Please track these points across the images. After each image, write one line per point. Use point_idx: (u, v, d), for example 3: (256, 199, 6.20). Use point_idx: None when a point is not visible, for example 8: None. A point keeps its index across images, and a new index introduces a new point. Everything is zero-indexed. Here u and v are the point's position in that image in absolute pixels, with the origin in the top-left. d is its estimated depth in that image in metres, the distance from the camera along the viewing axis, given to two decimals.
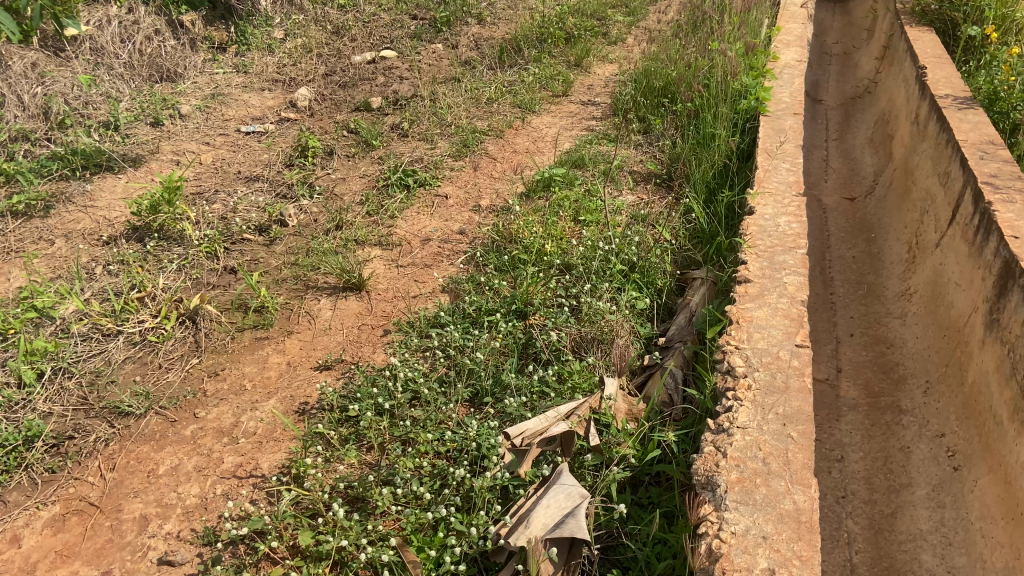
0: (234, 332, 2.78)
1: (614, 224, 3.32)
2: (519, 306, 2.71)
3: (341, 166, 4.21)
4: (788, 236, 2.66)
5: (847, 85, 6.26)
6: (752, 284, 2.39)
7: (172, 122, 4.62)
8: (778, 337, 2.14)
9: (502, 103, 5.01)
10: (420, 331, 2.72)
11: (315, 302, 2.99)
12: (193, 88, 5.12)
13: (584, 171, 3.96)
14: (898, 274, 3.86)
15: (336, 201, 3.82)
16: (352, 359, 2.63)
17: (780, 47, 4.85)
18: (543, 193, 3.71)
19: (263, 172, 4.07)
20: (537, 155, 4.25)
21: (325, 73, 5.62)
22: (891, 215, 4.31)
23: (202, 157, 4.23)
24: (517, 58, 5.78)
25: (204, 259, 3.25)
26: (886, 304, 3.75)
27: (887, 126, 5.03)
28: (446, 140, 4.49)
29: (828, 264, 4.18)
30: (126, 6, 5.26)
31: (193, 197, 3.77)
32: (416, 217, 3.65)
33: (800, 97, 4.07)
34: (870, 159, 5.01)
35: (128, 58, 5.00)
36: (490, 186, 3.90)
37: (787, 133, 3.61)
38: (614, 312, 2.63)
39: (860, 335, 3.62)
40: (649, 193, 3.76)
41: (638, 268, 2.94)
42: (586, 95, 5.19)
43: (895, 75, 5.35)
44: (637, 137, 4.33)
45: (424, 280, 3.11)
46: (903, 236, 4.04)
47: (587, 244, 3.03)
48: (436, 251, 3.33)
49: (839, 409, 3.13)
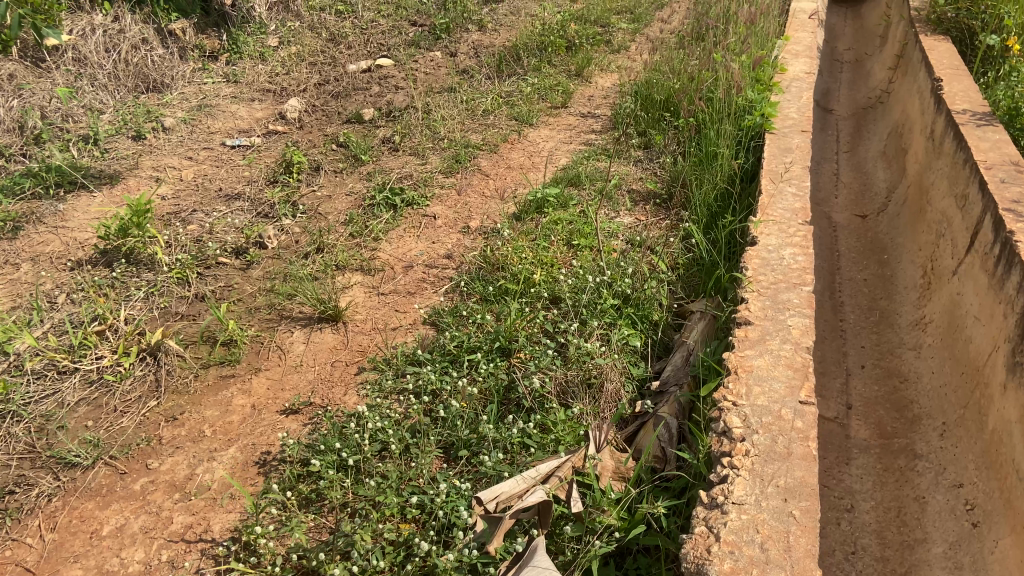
0: (198, 370, 2.61)
1: (610, 250, 3.12)
2: (502, 343, 2.52)
3: (327, 182, 4.02)
4: (793, 271, 2.46)
5: (859, 93, 6.04)
6: (753, 327, 2.20)
7: (155, 135, 4.45)
8: (781, 392, 1.94)
9: (499, 115, 4.81)
10: (395, 370, 2.53)
11: (288, 334, 2.80)
12: (180, 99, 4.95)
13: (579, 191, 3.77)
14: (912, 300, 3.66)
15: (319, 221, 3.63)
16: (322, 401, 2.45)
17: (787, 58, 4.64)
18: (536, 214, 3.51)
19: (244, 189, 3.88)
20: (532, 171, 4.06)
21: (318, 83, 5.44)
22: (905, 236, 4.10)
23: (183, 173, 4.06)
24: (516, 67, 5.58)
25: (174, 287, 3.08)
26: (899, 333, 3.55)
27: (900, 140, 4.81)
28: (438, 154, 4.30)
29: (838, 288, 3.97)
30: (111, 15, 5.13)
31: (169, 217, 3.59)
32: (402, 239, 3.46)
33: (808, 113, 3.86)
34: (883, 174, 4.80)
35: (113, 68, 4.84)
36: (481, 205, 3.71)
37: (794, 153, 3.40)
38: (604, 352, 2.44)
39: (871, 367, 3.42)
40: (648, 214, 3.56)
41: (633, 301, 2.73)
42: (586, 107, 4.99)
43: (909, 85, 5.13)
44: (637, 152, 4.14)
45: (405, 310, 2.92)
46: (918, 259, 3.84)
47: (578, 273, 2.83)
48: (420, 277, 3.14)
49: (849, 452, 2.95)
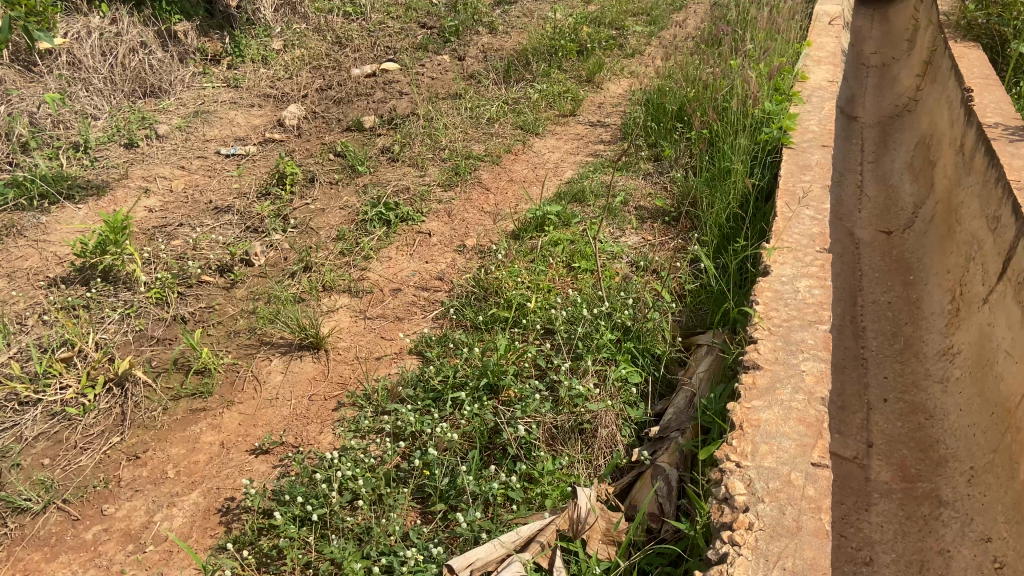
0: (167, 403, 2.43)
1: (611, 276, 2.93)
2: (490, 379, 2.33)
3: (321, 195, 3.87)
4: (809, 306, 2.26)
5: (885, 100, 5.79)
6: (762, 372, 2.00)
7: (147, 143, 4.31)
8: (791, 452, 1.75)
9: (504, 123, 4.63)
10: (375, 407, 2.35)
11: (266, 363, 2.64)
12: (177, 104, 4.81)
13: (583, 208, 3.59)
14: (939, 328, 3.45)
15: (309, 237, 3.48)
16: (295, 441, 2.27)
17: (809, 65, 4.41)
18: (535, 233, 3.33)
19: (235, 201, 3.73)
20: (535, 185, 3.89)
21: (320, 88, 5.29)
22: (933, 257, 3.88)
23: (174, 183, 3.91)
24: (525, 72, 5.39)
25: (152, 308, 2.91)
26: (925, 363, 3.35)
27: (928, 152, 4.58)
28: (438, 165, 4.13)
29: (860, 312, 3.77)
30: (109, 17, 5.00)
31: (153, 232, 3.44)
32: (395, 258, 3.29)
33: (830, 124, 3.62)
34: (909, 187, 4.57)
35: (108, 73, 4.71)
36: (479, 222, 3.54)
37: (813, 169, 3.18)
38: (599, 395, 2.25)
39: (895, 401, 3.22)
40: (655, 234, 3.37)
41: (636, 333, 2.54)
42: (596, 115, 4.79)
43: (938, 94, 4.88)
44: (646, 165, 3.95)
45: (393, 338, 2.75)
46: (946, 283, 3.62)
47: (575, 303, 2.65)
48: (411, 300, 2.97)
49: (868, 497, 2.77)
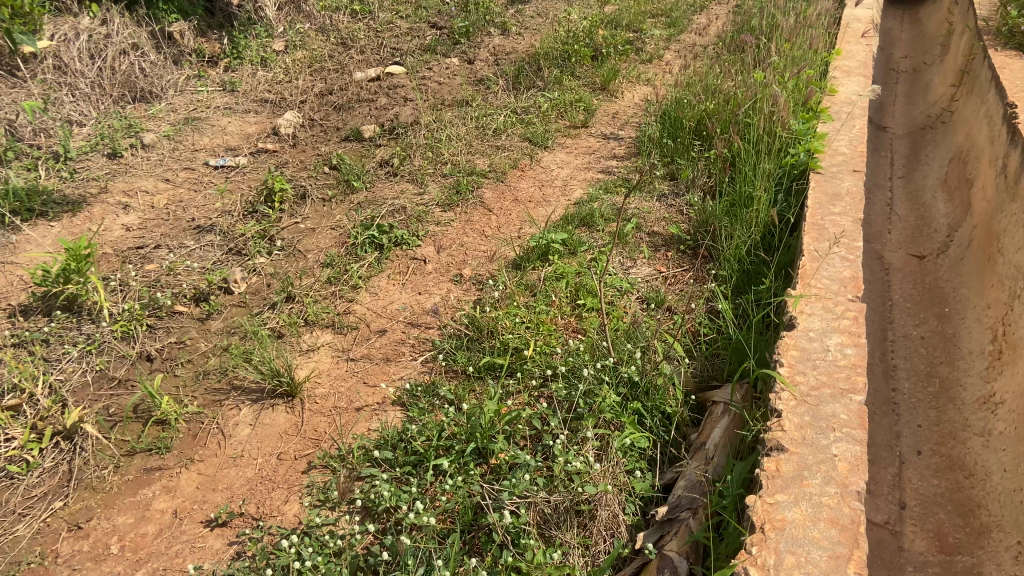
0: (119, 460, 2.21)
1: (618, 320, 2.66)
2: (478, 443, 2.08)
3: (313, 213, 3.63)
4: (842, 370, 1.98)
5: (916, 108, 5.46)
6: (787, 457, 1.73)
7: (132, 153, 4.08)
8: (822, 567, 1.50)
9: (511, 135, 4.37)
10: (350, 471, 2.10)
11: (234, 412, 2.38)
12: (168, 111, 4.59)
13: (592, 234, 3.32)
14: (978, 370, 3.16)
15: (296, 262, 3.25)
16: (256, 511, 2.03)
17: (839, 77, 4.11)
18: (539, 263, 3.08)
19: (218, 220, 3.49)
20: (541, 206, 3.62)
21: (321, 92, 5.05)
22: (971, 288, 3.59)
23: (156, 199, 3.69)
24: (536, 78, 5.10)
25: (116, 344, 2.68)
26: (962, 410, 3.07)
27: (964, 170, 4.27)
28: (438, 181, 3.87)
29: (890, 349, 3.49)
30: (99, 18, 4.77)
31: (127, 254, 3.21)
32: (385, 288, 3.03)
33: (862, 146, 3.32)
34: (943, 207, 4.27)
35: (95, 77, 4.50)
36: (478, 248, 3.28)
37: (845, 199, 2.88)
38: (600, 470, 1.98)
39: (930, 454, 2.95)
40: (669, 265, 3.11)
41: (645, 388, 2.27)
42: (610, 127, 4.50)
43: (976, 105, 4.57)
44: (661, 186, 3.68)
45: (376, 386, 2.49)
46: (986, 319, 3.33)
47: (577, 353, 2.38)
48: (399, 339, 2.71)
49: (902, 570, 2.51)
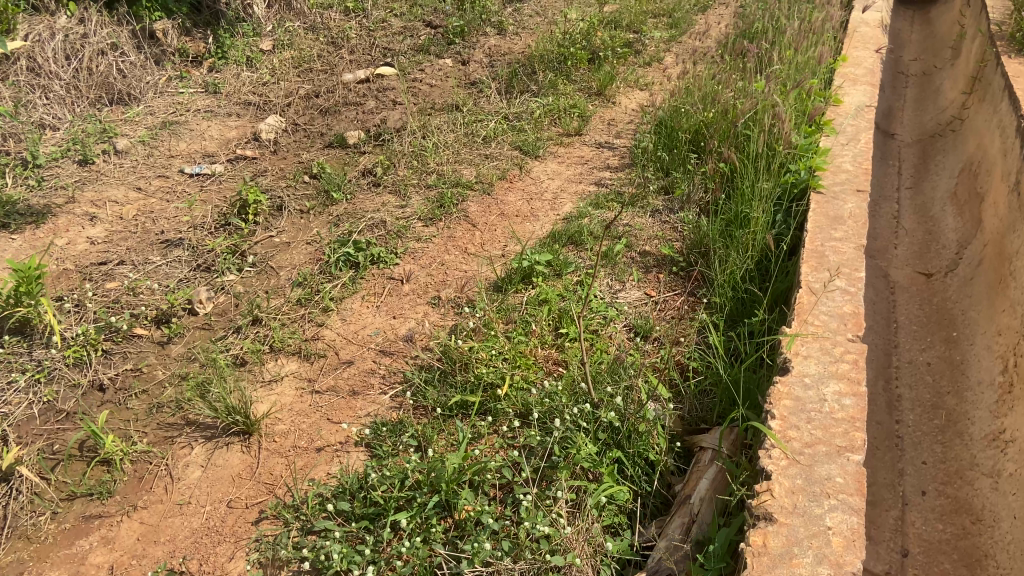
0: (57, 507, 2.06)
1: (602, 354, 2.48)
2: (442, 495, 1.90)
3: (289, 226, 3.47)
4: (839, 424, 1.81)
5: (926, 114, 5.26)
6: (775, 530, 1.57)
7: (104, 159, 3.92)
8: None
9: (501, 143, 4.20)
10: (303, 524, 1.94)
11: (185, 451, 2.22)
12: (146, 114, 4.43)
13: (579, 253, 3.14)
14: (988, 403, 2.99)
15: (267, 280, 3.08)
16: (198, 569, 1.88)
17: (844, 86, 3.92)
18: (521, 285, 2.91)
19: (188, 233, 3.32)
20: (528, 222, 3.44)
21: (307, 95, 4.87)
22: (980, 312, 3.41)
23: (125, 209, 3.52)
24: (530, 82, 4.91)
25: (67, 372, 2.52)
26: (970, 446, 2.90)
27: (975, 183, 4.08)
28: (422, 193, 3.70)
29: (894, 377, 3.31)
30: (77, 16, 4.60)
31: (89, 270, 3.04)
32: (358, 311, 2.86)
33: (867, 163, 3.14)
34: (952, 222, 4.08)
35: (71, 79, 4.34)
36: (460, 266, 3.11)
37: (848, 223, 2.70)
38: (571, 532, 1.81)
39: (935, 495, 2.79)
40: (660, 288, 2.93)
41: (628, 432, 2.09)
42: (604, 135, 4.32)
43: (988, 114, 4.37)
44: (655, 201, 3.50)
45: (341, 423, 2.31)
46: (996, 347, 3.16)
47: (554, 393, 2.20)
48: (369, 369, 2.54)
49: None
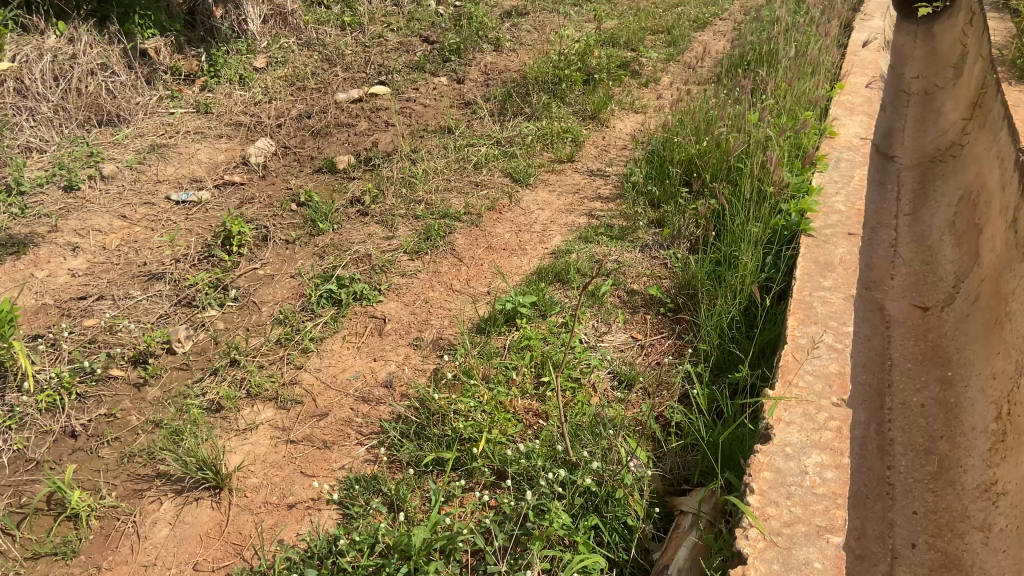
0: (21, 567, 2.03)
1: (583, 404, 2.43)
2: (410, 565, 1.85)
3: (274, 257, 3.42)
4: (818, 501, 1.76)
5: (927, 136, 5.19)
6: None
7: (90, 185, 3.87)
8: None
9: (492, 170, 4.15)
10: None
11: (154, 507, 2.19)
12: (135, 136, 4.38)
13: (565, 292, 3.09)
14: (981, 451, 2.95)
15: (248, 316, 3.03)
16: None
17: (840, 117, 3.87)
18: (505, 327, 2.85)
19: (170, 266, 3.27)
20: (515, 256, 3.39)
21: (299, 114, 4.81)
22: (976, 351, 3.35)
23: (108, 239, 3.48)
24: (524, 104, 4.85)
25: (39, 418, 2.48)
26: (962, 497, 2.85)
27: (973, 215, 4.01)
28: (409, 224, 3.65)
29: (887, 418, 3.25)
30: (66, 36, 4.55)
31: (67, 306, 3.00)
32: (338, 352, 2.80)
33: (860, 203, 3.08)
34: (950, 253, 4.01)
35: (59, 101, 4.31)
36: (444, 305, 3.06)
37: (838, 270, 2.65)
38: None
39: (925, 548, 2.73)
40: (647, 331, 2.88)
41: (605, 495, 2.04)
42: (597, 163, 4.26)
43: (988, 142, 4.30)
44: (645, 236, 3.44)
45: (314, 478, 2.27)
46: (990, 391, 3.10)
47: (531, 452, 2.16)
48: (346, 417, 2.49)
49: None
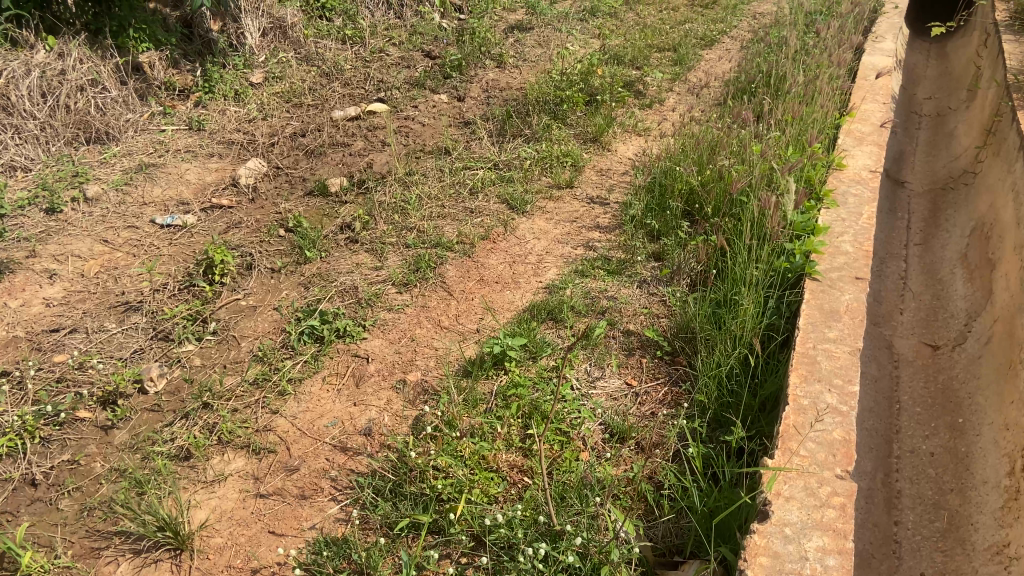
0: None
1: (571, 461, 2.29)
2: None
3: (258, 287, 3.29)
4: None
5: (939, 161, 5.02)
6: None
7: (73, 208, 3.76)
8: None
9: (488, 196, 4.02)
10: None
11: (110, 570, 2.09)
12: (124, 155, 4.28)
13: (558, 332, 2.95)
14: (992, 508, 2.79)
15: (227, 352, 2.89)
16: None
17: (849, 147, 3.72)
18: (492, 371, 2.72)
19: (148, 297, 3.14)
20: (507, 290, 3.26)
21: (294, 132, 4.68)
22: (988, 397, 3.19)
23: (87, 265, 3.36)
24: (524, 125, 4.70)
25: None
26: (972, 558, 2.70)
27: (986, 249, 3.85)
28: (399, 254, 3.52)
29: (894, 466, 3.09)
30: (56, 50, 4.44)
31: (39, 340, 2.88)
32: (317, 395, 2.67)
33: (868, 244, 2.94)
34: (962, 288, 3.85)
35: (46, 118, 4.22)
36: (431, 344, 2.93)
37: (844, 320, 2.51)
38: None
39: None
40: (641, 376, 2.74)
41: (589, 570, 1.91)
42: (597, 189, 4.12)
43: (1002, 171, 4.14)
44: (643, 270, 3.29)
45: (282, 540, 2.14)
46: (1002, 443, 2.95)
47: (513, 521, 2.02)
48: (320, 469, 2.36)
49: None
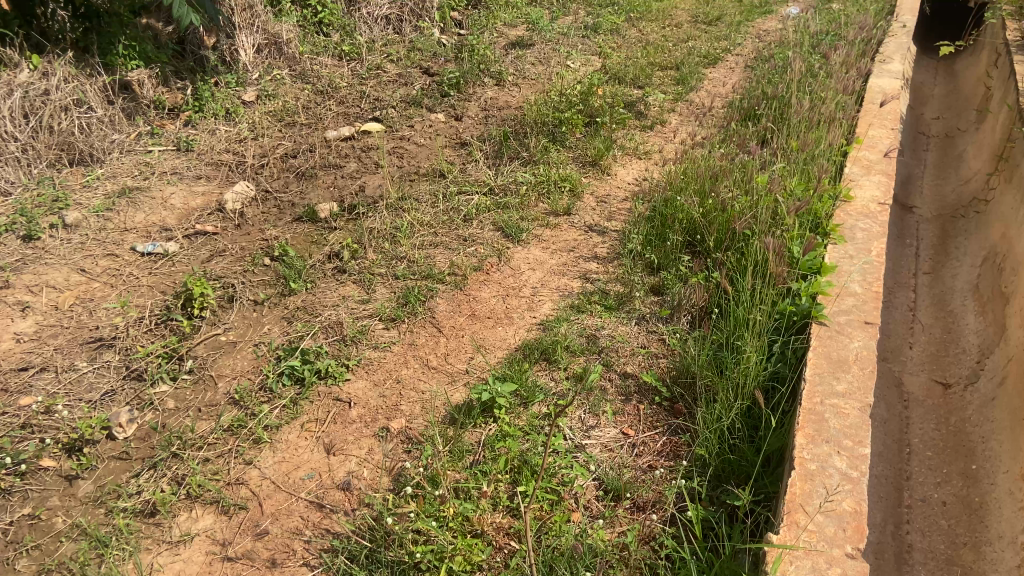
0: None
1: (561, 524, 2.15)
2: None
3: (239, 320, 3.14)
4: None
5: (949, 186, 4.87)
6: None
7: (51, 235, 3.63)
8: None
9: (483, 222, 3.88)
10: None
11: None
12: (107, 178, 4.15)
13: (551, 374, 2.79)
14: (1009, 566, 2.62)
15: (202, 393, 2.75)
16: None
17: (857, 178, 3.58)
18: (480, 418, 2.56)
19: (122, 332, 3.01)
20: (499, 327, 3.11)
21: (284, 153, 4.54)
22: (1003, 443, 3.01)
23: (62, 297, 3.22)
24: (521, 147, 4.54)
25: None
26: None
27: (999, 281, 3.69)
28: (388, 285, 3.38)
29: (905, 517, 2.93)
30: (40, 69, 4.32)
31: (5, 379, 2.75)
32: (293, 444, 2.53)
33: (878, 285, 2.79)
34: (974, 323, 3.68)
35: (29, 139, 4.10)
36: (416, 386, 2.78)
37: (853, 371, 2.37)
38: None
39: None
40: (638, 425, 2.59)
41: None
42: (595, 217, 3.97)
43: (1014, 199, 3.98)
44: (642, 306, 3.14)
45: None
46: (1018, 495, 2.78)
47: None
48: (293, 529, 2.23)
49: None
